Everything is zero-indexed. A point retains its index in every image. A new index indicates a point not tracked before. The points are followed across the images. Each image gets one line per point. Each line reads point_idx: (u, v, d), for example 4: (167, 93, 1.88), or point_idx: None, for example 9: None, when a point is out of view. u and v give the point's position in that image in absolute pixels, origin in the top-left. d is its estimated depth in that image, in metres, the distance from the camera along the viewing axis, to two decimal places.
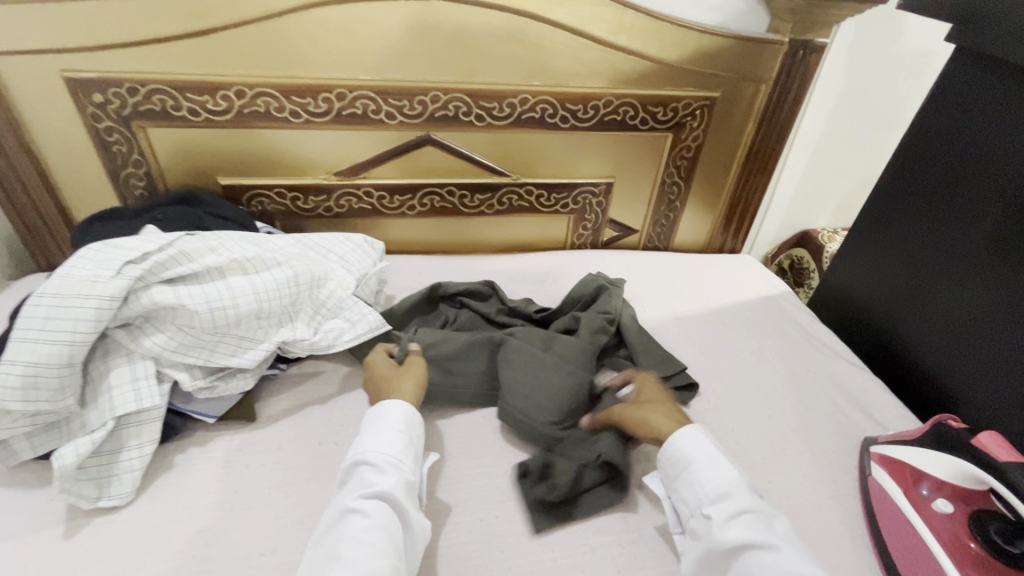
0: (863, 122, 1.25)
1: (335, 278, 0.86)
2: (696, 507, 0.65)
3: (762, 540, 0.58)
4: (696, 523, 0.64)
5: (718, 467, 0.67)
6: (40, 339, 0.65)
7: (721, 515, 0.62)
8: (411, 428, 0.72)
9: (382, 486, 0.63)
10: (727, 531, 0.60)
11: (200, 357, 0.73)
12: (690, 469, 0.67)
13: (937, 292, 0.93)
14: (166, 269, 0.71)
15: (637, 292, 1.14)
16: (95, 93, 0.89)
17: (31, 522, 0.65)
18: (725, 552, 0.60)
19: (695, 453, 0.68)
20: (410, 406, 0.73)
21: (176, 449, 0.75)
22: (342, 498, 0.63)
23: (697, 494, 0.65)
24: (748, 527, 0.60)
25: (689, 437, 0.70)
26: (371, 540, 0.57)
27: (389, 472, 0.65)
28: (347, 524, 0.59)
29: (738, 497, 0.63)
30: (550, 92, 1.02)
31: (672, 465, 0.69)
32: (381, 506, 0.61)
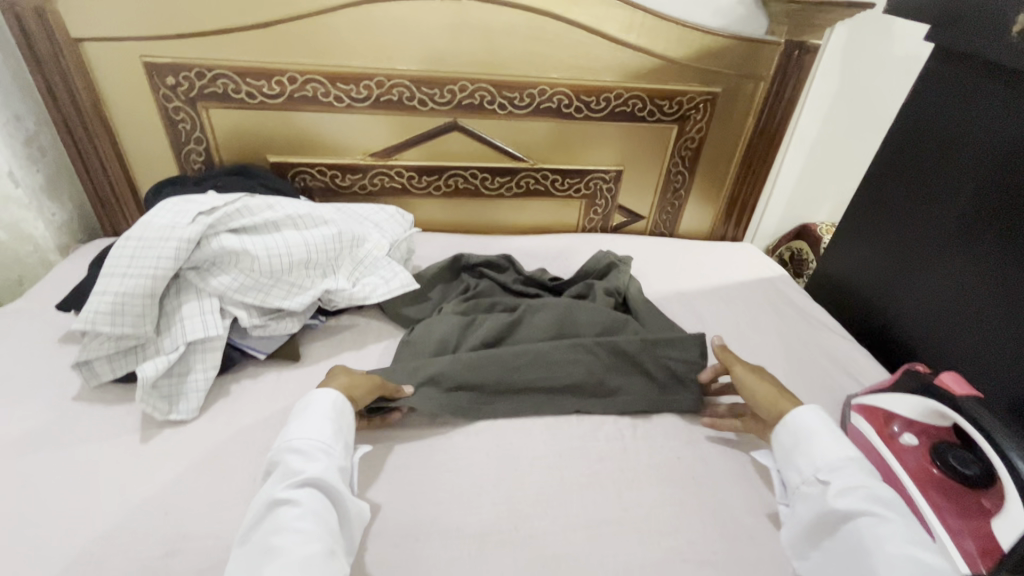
0: (858, 121, 1.34)
1: (371, 240, 0.98)
2: (810, 473, 0.69)
3: (874, 510, 0.61)
4: (806, 488, 0.69)
5: (836, 443, 0.71)
6: (127, 273, 0.76)
7: (838, 482, 0.66)
8: (339, 414, 0.72)
9: (311, 473, 0.63)
10: (838, 499, 0.64)
11: (257, 297, 0.84)
12: (811, 442, 0.72)
13: (922, 269, 1.02)
14: (231, 221, 0.83)
15: (643, 269, 1.23)
16: (169, 76, 1.02)
17: (112, 429, 0.76)
18: (836, 515, 0.63)
19: (818, 428, 0.72)
20: (339, 395, 0.74)
21: (232, 379, 0.85)
22: (270, 489, 0.62)
23: (814, 462, 0.70)
24: (865, 497, 0.63)
25: (813, 414, 0.74)
26: (305, 526, 0.57)
27: (317, 459, 0.65)
28: (278, 514, 0.59)
29: (855, 472, 0.67)
30: (566, 84, 1.13)
31: (790, 436, 0.73)
32: (313, 493, 0.61)
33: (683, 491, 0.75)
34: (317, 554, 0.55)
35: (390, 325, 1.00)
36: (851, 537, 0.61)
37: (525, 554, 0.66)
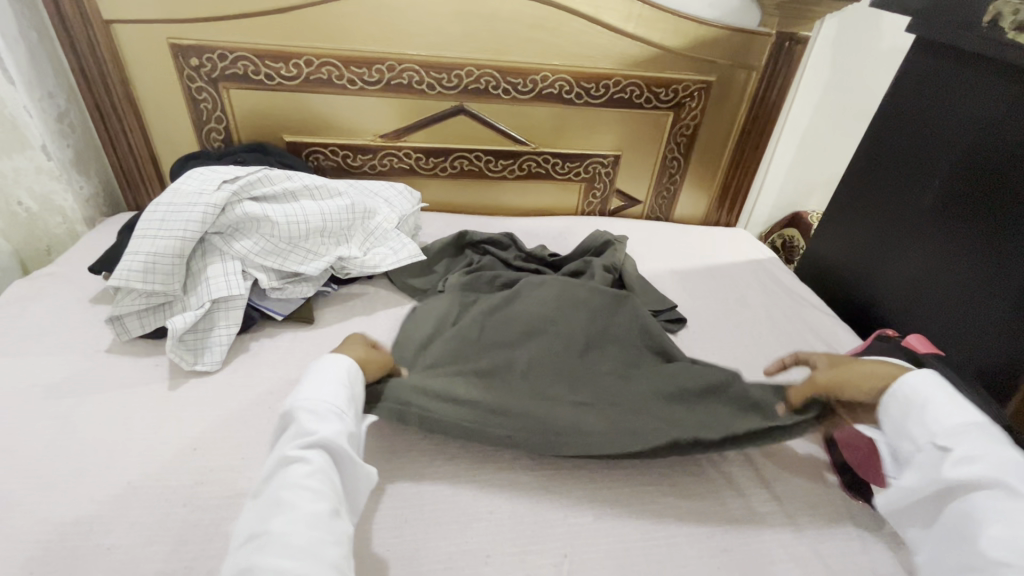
0: (847, 111, 1.40)
1: (381, 214, 1.04)
2: (923, 439, 0.64)
3: (995, 482, 0.57)
4: (920, 456, 0.64)
5: (959, 410, 0.64)
6: (159, 234, 0.83)
7: (957, 449, 0.61)
8: (349, 380, 0.72)
9: (323, 434, 0.63)
10: (952, 468, 0.60)
11: (276, 261, 0.90)
12: (925, 409, 0.66)
13: (902, 247, 1.07)
14: (254, 189, 0.89)
15: (638, 250, 1.29)
16: (193, 57, 1.09)
17: (143, 378, 0.82)
18: (951, 486, 0.60)
19: (934, 394, 0.66)
20: (346, 361, 0.74)
21: (251, 337, 0.91)
22: (281, 447, 0.63)
23: (929, 429, 0.64)
24: (994, 469, 0.58)
25: (930, 382, 0.68)
26: (315, 485, 0.58)
27: (329, 421, 0.65)
28: (288, 470, 0.59)
29: (980, 440, 0.61)
30: (568, 70, 1.19)
31: (903, 401, 0.68)
32: (323, 454, 0.61)
33: (668, 440, 0.81)
34: (323, 514, 0.56)
35: (398, 294, 1.06)
36: (969, 508, 0.58)
37: (521, 492, 0.73)
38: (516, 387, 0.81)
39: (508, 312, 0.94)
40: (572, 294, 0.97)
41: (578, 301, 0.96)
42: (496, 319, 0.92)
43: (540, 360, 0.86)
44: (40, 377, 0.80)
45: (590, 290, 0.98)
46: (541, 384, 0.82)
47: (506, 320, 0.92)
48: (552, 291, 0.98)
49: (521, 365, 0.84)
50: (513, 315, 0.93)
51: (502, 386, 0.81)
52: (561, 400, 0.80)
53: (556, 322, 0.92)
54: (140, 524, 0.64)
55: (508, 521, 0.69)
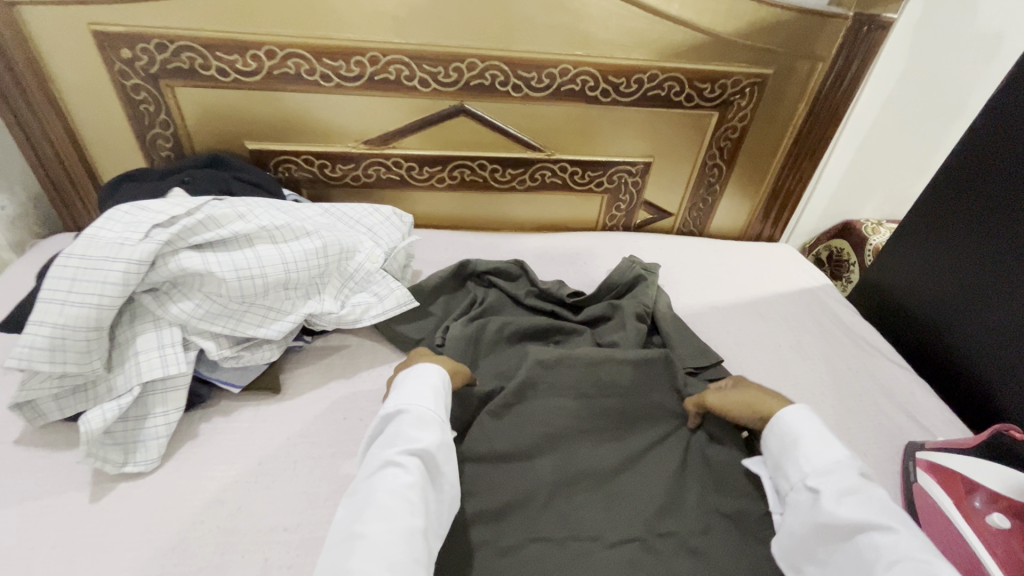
0: (924, 108, 1.15)
1: (363, 251, 0.85)
2: (797, 480, 0.62)
3: (877, 520, 0.55)
4: (796, 497, 0.61)
5: (825, 444, 0.63)
6: (67, 301, 0.63)
7: (829, 489, 0.59)
8: (443, 388, 0.68)
9: (425, 443, 0.60)
10: (836, 509, 0.57)
11: (226, 325, 0.72)
12: (798, 447, 0.64)
13: (996, 293, 0.88)
14: (194, 234, 0.70)
15: (671, 279, 1.09)
16: (123, 48, 0.86)
17: (59, 482, 0.65)
18: (835, 531, 0.57)
19: (804, 429, 0.65)
20: (443, 370, 0.70)
21: (200, 418, 0.74)
22: (379, 452, 0.60)
23: (802, 468, 0.62)
24: (872, 507, 0.56)
25: (798, 416, 0.66)
26: (413, 498, 0.56)
27: (431, 428, 0.62)
28: (386, 475, 0.57)
29: (851, 475, 0.60)
30: (593, 62, 0.96)
31: (778, 440, 0.66)
32: (421, 466, 0.58)
33: (725, 557, 0.64)
34: (419, 532, 0.54)
35: (386, 346, 0.87)
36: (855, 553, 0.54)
37: None
38: (539, 526, 0.65)
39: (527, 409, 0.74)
40: (599, 374, 0.77)
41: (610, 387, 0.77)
42: (509, 422, 0.73)
43: (567, 479, 0.69)
44: None
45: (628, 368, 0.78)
46: (569, 521, 0.66)
47: (519, 421, 0.73)
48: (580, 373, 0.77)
49: (545, 490, 0.68)
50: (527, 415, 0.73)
51: (521, 526, 0.65)
52: (595, 539, 0.65)
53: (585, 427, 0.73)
54: None
55: None
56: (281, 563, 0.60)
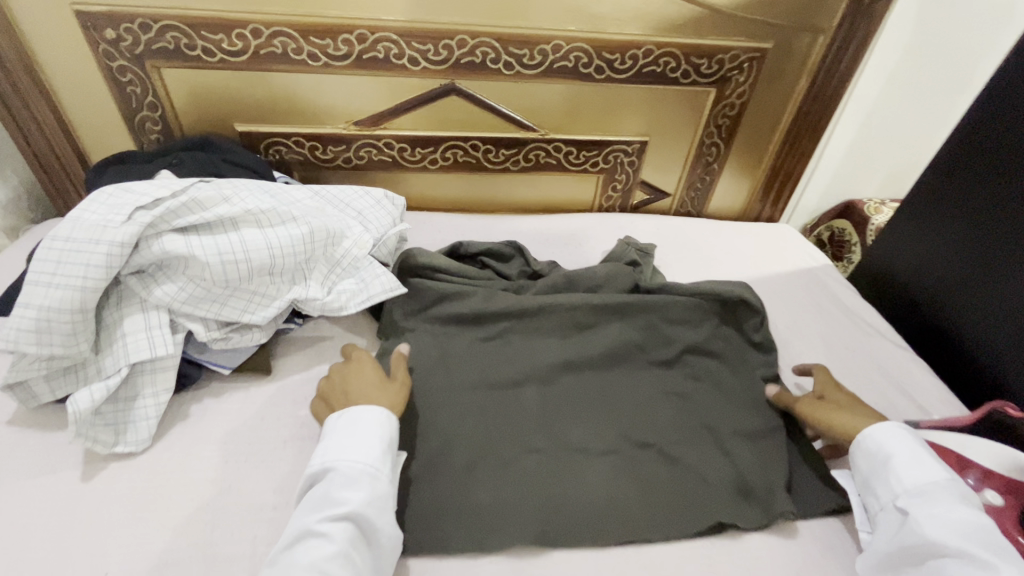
0: (930, 81, 1.11)
1: (351, 237, 0.83)
2: (887, 498, 0.63)
3: (966, 548, 0.54)
4: (885, 516, 0.62)
5: (922, 465, 0.62)
6: (53, 284, 0.63)
7: (920, 511, 0.59)
8: (391, 434, 0.65)
9: (353, 505, 0.57)
10: (923, 530, 0.57)
11: (210, 309, 0.71)
12: (888, 465, 0.64)
13: (994, 266, 0.87)
14: (178, 217, 0.69)
15: (667, 259, 1.08)
16: (107, 28, 0.85)
17: (51, 462, 0.65)
18: (915, 549, 0.57)
19: (896, 446, 0.64)
20: (389, 413, 0.66)
21: (192, 399, 0.74)
22: (303, 516, 0.58)
23: (892, 488, 0.62)
24: (966, 536, 0.55)
25: (888, 432, 0.66)
26: (333, 571, 0.53)
27: (361, 485, 0.59)
28: (309, 546, 0.55)
29: (945, 499, 0.59)
30: (586, 38, 0.94)
31: (869, 458, 0.66)
32: (346, 529, 0.56)
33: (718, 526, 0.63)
34: None
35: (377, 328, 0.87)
36: (935, 575, 0.55)
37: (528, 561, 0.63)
38: (531, 441, 0.72)
39: (513, 342, 0.82)
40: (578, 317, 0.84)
41: (589, 327, 0.84)
42: (497, 354, 0.80)
43: (551, 399, 0.77)
44: None
45: (623, 310, 0.85)
46: (557, 434, 0.73)
47: (504, 354, 0.81)
48: (564, 317, 0.84)
49: (536, 410, 0.75)
50: (513, 353, 0.81)
51: (512, 441, 0.72)
52: (583, 450, 0.72)
53: (564, 360, 0.80)
54: None
55: None
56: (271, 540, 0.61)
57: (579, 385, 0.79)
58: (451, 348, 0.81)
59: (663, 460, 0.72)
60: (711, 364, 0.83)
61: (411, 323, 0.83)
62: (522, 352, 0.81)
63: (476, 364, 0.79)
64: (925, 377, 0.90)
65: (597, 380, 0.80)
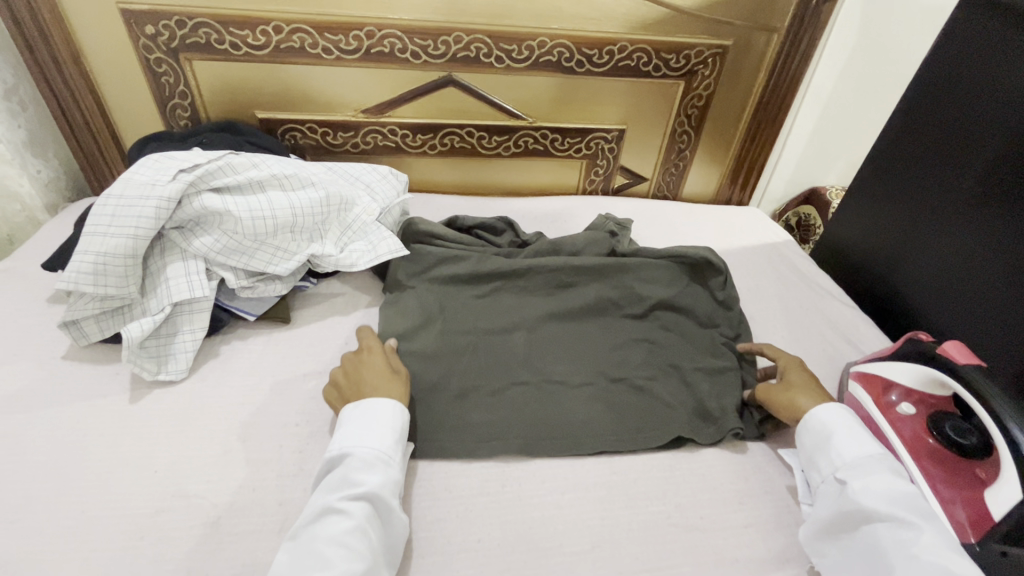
0: (877, 77, 1.25)
1: (361, 204, 0.94)
2: (827, 471, 0.67)
3: (898, 514, 0.59)
4: (825, 487, 0.66)
5: (861, 442, 0.67)
6: (109, 232, 0.74)
7: (859, 482, 0.63)
8: (402, 425, 0.67)
9: (369, 486, 0.60)
10: (860, 497, 0.61)
11: (241, 260, 0.82)
12: (831, 440, 0.68)
13: (931, 232, 0.99)
14: (214, 179, 0.81)
15: (643, 234, 1.20)
16: (147, 25, 0.97)
17: (102, 388, 0.76)
18: (850, 516, 0.61)
19: (839, 423, 0.69)
20: (399, 406, 0.68)
21: (221, 341, 0.84)
22: (322, 495, 0.60)
23: (833, 461, 0.67)
24: (896, 502, 0.60)
25: (832, 411, 0.70)
26: (353, 544, 0.55)
27: (375, 469, 0.62)
28: (328, 522, 0.57)
29: (880, 472, 0.63)
30: (568, 36, 1.07)
31: (813, 434, 0.70)
32: (365, 507, 0.58)
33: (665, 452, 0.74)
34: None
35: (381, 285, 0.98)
36: (869, 540, 0.59)
37: (515, 468, 0.73)
38: (518, 375, 0.82)
39: (504, 297, 0.93)
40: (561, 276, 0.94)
41: (572, 284, 0.95)
42: (489, 308, 0.91)
43: (536, 344, 0.87)
44: None
45: (601, 270, 0.95)
46: (541, 370, 0.84)
47: (497, 307, 0.91)
48: (548, 277, 0.94)
49: (524, 351, 0.86)
50: (503, 306, 0.91)
51: (500, 374, 0.82)
52: (564, 383, 0.82)
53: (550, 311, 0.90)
54: (90, 561, 0.59)
55: (496, 550, 0.64)
56: (294, 449, 0.71)
57: (563, 333, 0.89)
58: (447, 303, 0.90)
59: (632, 391, 0.82)
60: (677, 316, 0.94)
61: (413, 282, 0.93)
62: (513, 306, 0.92)
63: (471, 314, 0.89)
64: (870, 330, 1.01)
65: (578, 329, 0.91)
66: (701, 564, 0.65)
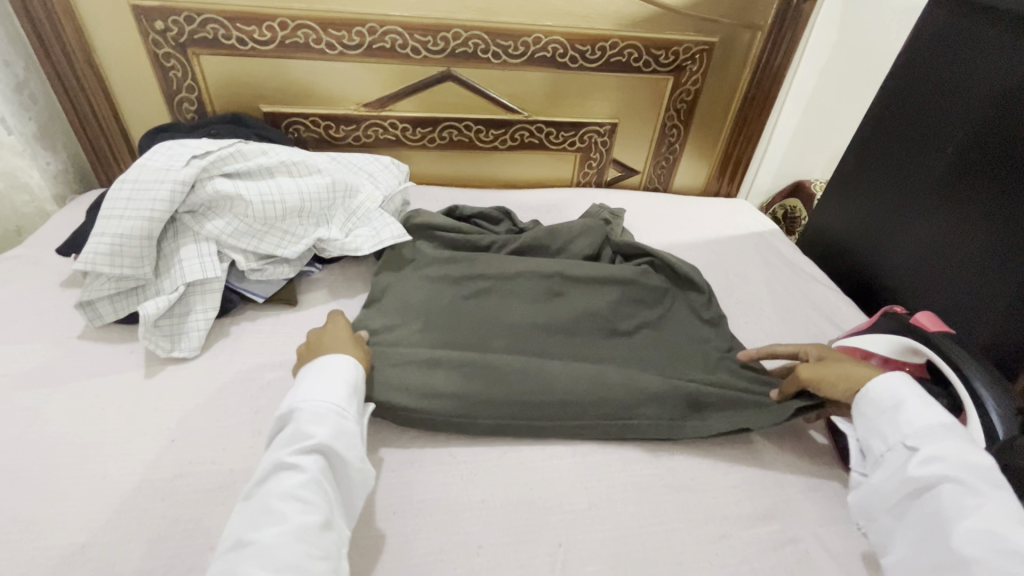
0: (856, 73, 1.31)
1: (365, 192, 0.98)
2: (894, 439, 0.63)
3: (967, 482, 0.56)
4: (891, 456, 0.63)
5: (929, 410, 0.63)
6: (125, 215, 0.77)
7: (927, 450, 0.60)
8: (354, 380, 0.69)
9: (322, 439, 0.60)
10: (926, 465, 0.59)
11: (251, 243, 0.86)
12: (897, 408, 0.65)
13: (907, 216, 1.04)
14: (225, 166, 0.84)
15: (635, 223, 1.24)
16: (157, 20, 1.01)
17: (117, 365, 0.78)
18: (913, 484, 0.59)
19: (907, 391, 0.65)
20: (354, 362, 0.71)
21: (231, 321, 0.87)
22: (276, 452, 0.60)
23: (902, 429, 0.63)
24: (966, 470, 0.57)
25: (899, 379, 0.67)
26: (308, 496, 0.56)
27: (327, 422, 0.63)
28: (282, 477, 0.57)
29: (949, 439, 0.60)
30: (562, 32, 1.11)
31: (878, 402, 0.66)
32: (319, 460, 0.59)
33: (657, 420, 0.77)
34: (316, 526, 0.55)
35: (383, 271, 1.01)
36: (934, 507, 0.57)
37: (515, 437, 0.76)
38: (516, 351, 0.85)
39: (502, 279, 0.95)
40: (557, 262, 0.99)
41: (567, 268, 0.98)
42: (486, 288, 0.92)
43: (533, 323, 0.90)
44: (7, 367, 0.76)
45: (590, 271, 0.95)
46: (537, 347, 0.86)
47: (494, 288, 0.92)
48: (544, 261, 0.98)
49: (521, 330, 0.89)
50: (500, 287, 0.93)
51: (482, 376, 0.78)
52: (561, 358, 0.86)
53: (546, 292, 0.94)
54: (113, 521, 0.62)
55: (499, 510, 0.68)
56: None
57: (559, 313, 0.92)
58: (435, 303, 0.89)
59: (618, 369, 0.85)
60: (664, 314, 0.94)
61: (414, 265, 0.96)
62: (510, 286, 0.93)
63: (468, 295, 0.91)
64: (852, 311, 1.06)
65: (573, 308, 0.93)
66: (693, 522, 0.68)
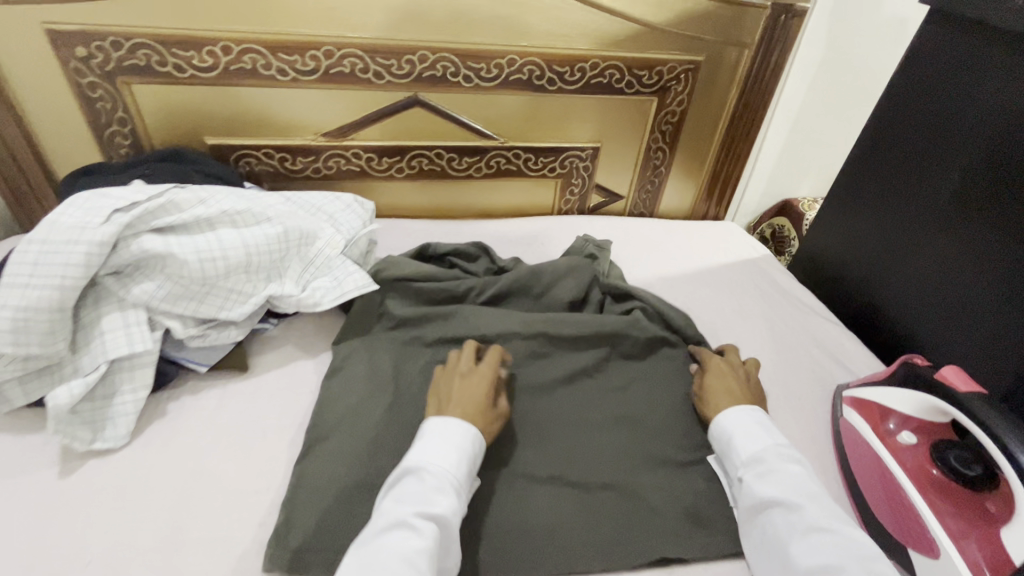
0: (844, 90, 1.25)
1: (324, 237, 0.87)
2: (733, 471, 0.68)
3: (786, 500, 0.61)
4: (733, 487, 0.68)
5: (755, 437, 0.69)
6: (30, 284, 0.65)
7: (753, 476, 0.65)
8: (475, 453, 0.63)
9: (442, 509, 0.55)
10: (755, 492, 0.63)
11: (188, 306, 0.74)
12: (730, 441, 0.70)
13: (909, 245, 0.98)
14: (154, 219, 0.73)
15: (622, 254, 1.16)
16: (78, 46, 0.88)
17: (25, 462, 0.66)
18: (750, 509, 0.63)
19: (738, 423, 0.71)
20: (478, 432, 0.65)
21: (168, 397, 0.75)
22: (392, 507, 0.55)
23: (734, 461, 0.68)
24: (786, 489, 0.62)
25: (733, 412, 0.72)
26: (421, 566, 0.50)
27: (446, 492, 0.58)
28: (402, 537, 0.52)
29: (773, 462, 0.65)
30: (538, 53, 1.03)
31: (718, 438, 0.71)
32: (434, 531, 0.54)
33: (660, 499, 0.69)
34: None
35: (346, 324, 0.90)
36: (769, 531, 0.61)
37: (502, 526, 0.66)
38: None
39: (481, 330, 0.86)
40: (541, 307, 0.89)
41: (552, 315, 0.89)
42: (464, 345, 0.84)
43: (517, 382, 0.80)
44: None
45: (574, 331, 0.85)
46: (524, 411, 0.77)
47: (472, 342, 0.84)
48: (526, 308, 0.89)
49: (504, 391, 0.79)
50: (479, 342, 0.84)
51: None
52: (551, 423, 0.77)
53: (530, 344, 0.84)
54: None
55: None
56: (253, 521, 0.63)
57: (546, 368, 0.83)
58: (403, 368, 0.81)
59: (614, 434, 0.76)
60: (658, 373, 0.85)
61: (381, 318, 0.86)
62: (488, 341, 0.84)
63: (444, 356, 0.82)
64: (856, 347, 0.99)
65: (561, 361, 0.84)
66: None
